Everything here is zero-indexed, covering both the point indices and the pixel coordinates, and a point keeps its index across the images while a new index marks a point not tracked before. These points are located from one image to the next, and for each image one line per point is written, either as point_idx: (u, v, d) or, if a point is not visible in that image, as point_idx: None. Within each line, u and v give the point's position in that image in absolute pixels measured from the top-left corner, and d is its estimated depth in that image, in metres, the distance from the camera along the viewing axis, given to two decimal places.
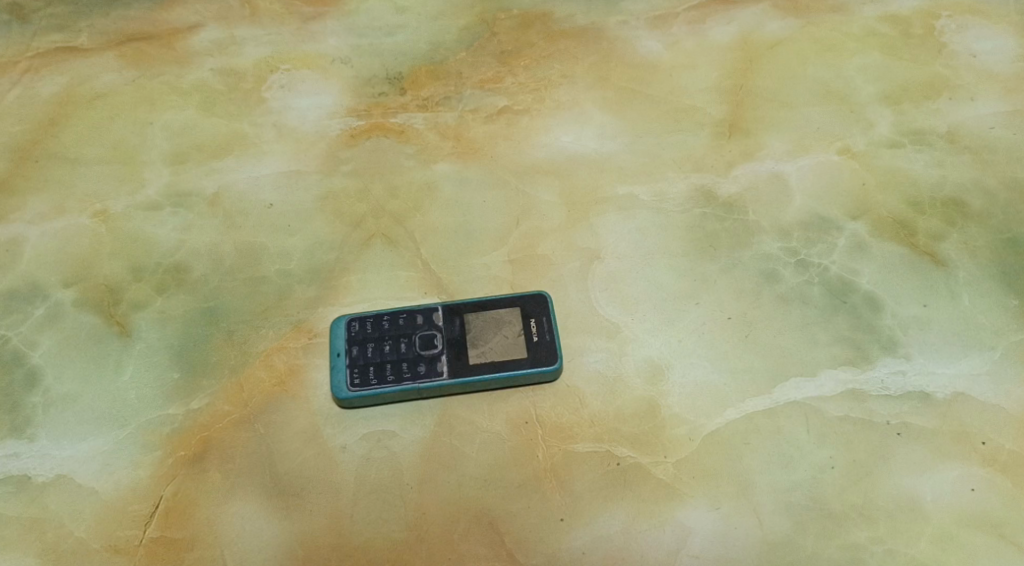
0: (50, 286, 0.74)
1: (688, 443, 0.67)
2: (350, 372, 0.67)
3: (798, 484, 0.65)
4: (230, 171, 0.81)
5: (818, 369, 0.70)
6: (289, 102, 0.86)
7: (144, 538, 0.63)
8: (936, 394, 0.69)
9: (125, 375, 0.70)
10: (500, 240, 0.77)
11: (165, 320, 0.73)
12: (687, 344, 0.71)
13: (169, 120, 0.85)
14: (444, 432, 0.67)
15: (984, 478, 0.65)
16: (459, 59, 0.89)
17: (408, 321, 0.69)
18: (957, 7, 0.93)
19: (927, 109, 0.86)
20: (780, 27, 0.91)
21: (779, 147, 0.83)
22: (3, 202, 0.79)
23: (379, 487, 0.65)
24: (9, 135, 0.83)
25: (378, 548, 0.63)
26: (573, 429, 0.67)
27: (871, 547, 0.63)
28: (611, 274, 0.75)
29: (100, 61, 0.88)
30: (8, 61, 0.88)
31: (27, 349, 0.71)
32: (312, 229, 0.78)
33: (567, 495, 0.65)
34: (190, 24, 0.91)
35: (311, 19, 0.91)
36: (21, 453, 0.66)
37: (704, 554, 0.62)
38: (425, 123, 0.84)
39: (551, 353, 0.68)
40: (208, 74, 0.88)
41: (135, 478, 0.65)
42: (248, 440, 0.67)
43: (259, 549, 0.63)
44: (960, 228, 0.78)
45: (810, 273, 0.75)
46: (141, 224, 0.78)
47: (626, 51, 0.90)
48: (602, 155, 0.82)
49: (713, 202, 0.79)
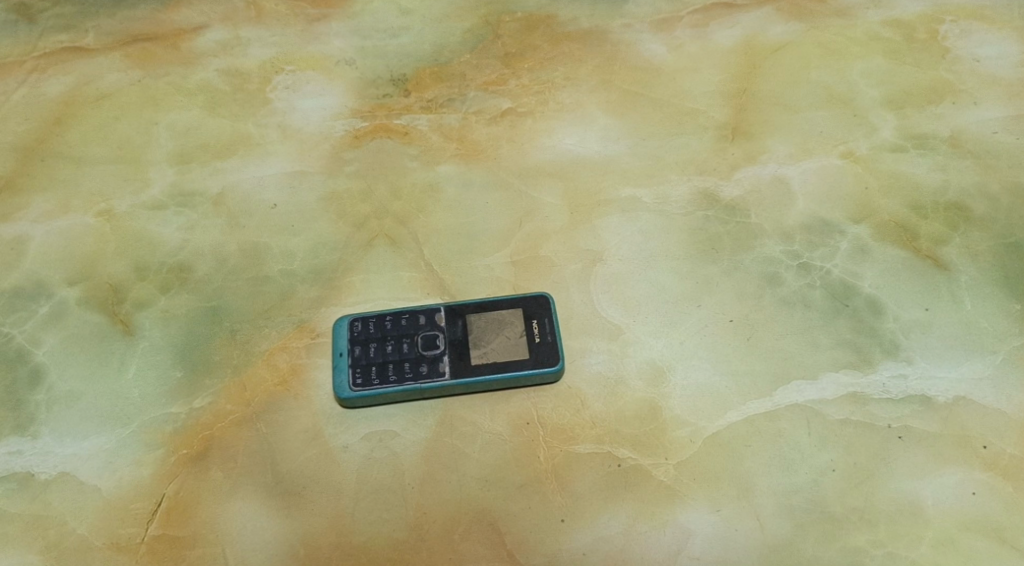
0: (54, 284, 0.75)
1: (689, 445, 0.67)
2: (352, 372, 0.67)
3: (799, 487, 0.65)
4: (235, 171, 0.82)
5: (819, 372, 0.70)
6: (293, 103, 0.86)
7: (145, 536, 0.63)
8: (937, 398, 0.69)
9: (128, 373, 0.70)
10: (502, 242, 0.77)
11: (168, 319, 0.73)
12: (689, 346, 0.71)
13: (174, 120, 0.85)
14: (446, 432, 0.67)
15: (986, 483, 0.65)
16: (463, 61, 0.89)
17: (410, 321, 0.69)
18: (961, 11, 0.93)
19: (930, 113, 0.86)
20: (784, 31, 0.92)
21: (782, 151, 0.83)
22: (9, 201, 0.79)
23: (380, 486, 0.65)
24: (14, 134, 0.84)
25: (379, 547, 0.63)
26: (575, 430, 0.67)
27: (871, 551, 0.63)
28: (613, 276, 0.75)
29: (106, 61, 0.89)
30: (14, 61, 0.88)
31: (32, 347, 0.72)
32: (316, 229, 0.78)
33: (568, 496, 0.65)
34: (196, 24, 0.92)
35: (316, 20, 0.92)
36: (24, 450, 0.67)
37: (703, 556, 0.63)
38: (429, 125, 0.85)
39: (553, 354, 0.68)
40: (213, 75, 0.88)
41: (138, 476, 0.66)
42: (250, 439, 0.67)
43: (260, 548, 0.63)
44: (963, 232, 0.78)
45: (813, 276, 0.75)
46: (145, 223, 0.78)
47: (629, 54, 0.90)
48: (605, 157, 0.82)
49: (715, 204, 0.79)
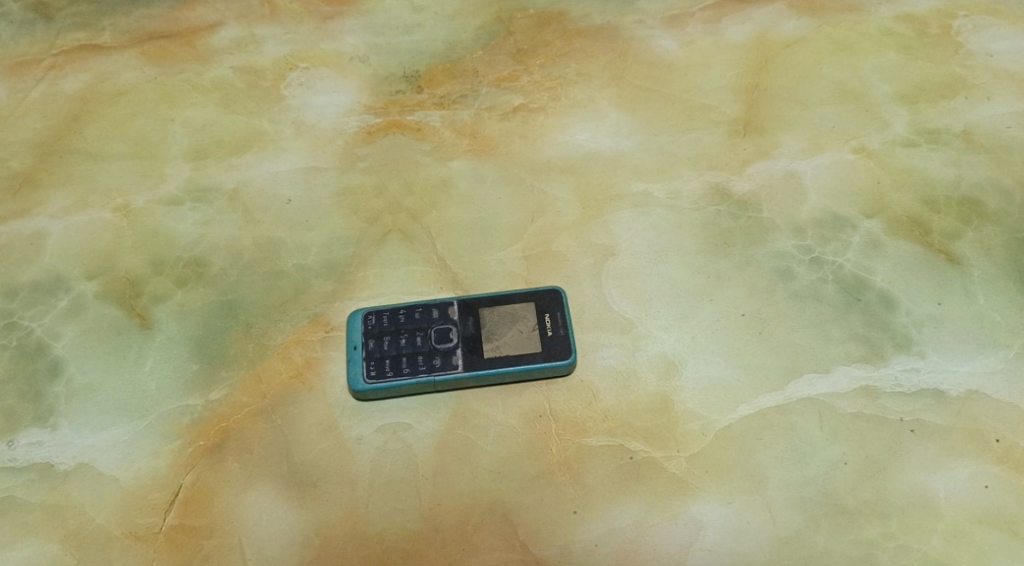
0: (73, 278, 0.76)
1: (701, 438, 0.67)
2: (366, 364, 0.68)
3: (810, 480, 0.65)
4: (250, 167, 0.83)
5: (832, 366, 0.70)
6: (307, 100, 0.87)
7: (163, 525, 0.64)
8: (950, 392, 0.69)
9: (146, 365, 0.71)
10: (515, 237, 0.78)
11: (185, 313, 0.74)
12: (701, 340, 0.72)
13: (189, 116, 0.86)
14: (458, 424, 0.68)
15: (999, 476, 0.65)
16: (475, 57, 0.90)
17: (423, 314, 0.69)
18: (974, 6, 0.93)
19: (943, 108, 0.86)
20: (796, 27, 0.92)
21: (794, 146, 0.83)
22: (28, 197, 0.81)
23: (394, 477, 0.66)
24: (33, 131, 0.85)
25: (393, 538, 0.64)
26: (587, 423, 0.68)
27: (884, 543, 0.63)
28: (625, 270, 0.76)
29: (122, 59, 0.90)
30: (32, 58, 0.89)
31: (51, 340, 0.73)
32: (330, 223, 0.79)
33: (580, 487, 0.65)
34: (210, 22, 0.92)
35: (329, 18, 0.92)
36: (44, 441, 0.68)
37: (716, 548, 0.63)
38: (441, 120, 0.85)
39: (565, 347, 0.68)
40: (228, 72, 0.89)
41: (155, 467, 0.67)
42: (266, 431, 0.68)
43: (276, 538, 0.64)
44: (975, 227, 0.78)
45: (824, 271, 0.75)
46: (162, 218, 0.79)
47: (641, 50, 0.90)
48: (617, 153, 0.83)
49: (727, 199, 0.80)
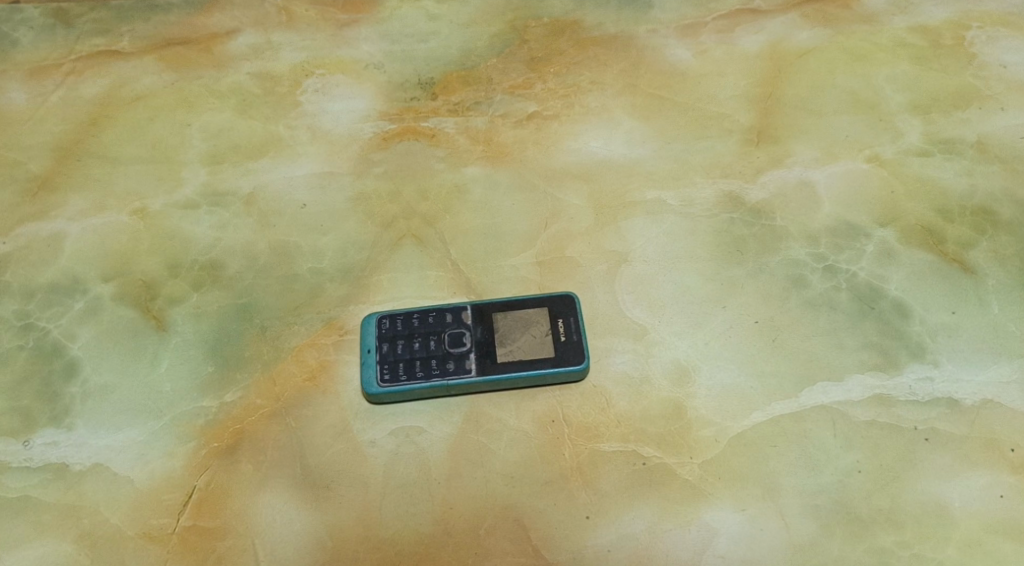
0: (90, 281, 0.76)
1: (715, 445, 0.67)
2: (380, 368, 0.68)
3: (824, 488, 0.65)
4: (266, 171, 0.83)
5: (845, 374, 0.70)
6: (322, 106, 0.88)
7: (177, 526, 0.65)
8: (964, 401, 0.69)
9: (161, 367, 0.72)
10: (528, 243, 0.78)
11: (200, 315, 0.74)
12: (714, 347, 0.72)
13: (205, 121, 0.87)
14: (471, 428, 0.68)
15: (1014, 486, 0.65)
16: (489, 65, 0.90)
17: (437, 319, 0.70)
18: (988, 18, 0.93)
19: (957, 118, 0.86)
20: (809, 37, 0.92)
21: (807, 154, 0.83)
22: (46, 200, 0.82)
23: (407, 481, 0.66)
24: (51, 134, 0.86)
25: (406, 542, 0.64)
26: (600, 429, 0.68)
27: (898, 551, 0.63)
28: (639, 276, 0.76)
29: (141, 64, 0.91)
30: (52, 63, 0.91)
31: (68, 341, 0.73)
32: (345, 228, 0.79)
33: (593, 493, 0.65)
34: (228, 29, 0.93)
35: (345, 25, 0.93)
36: (59, 442, 0.68)
37: (729, 555, 0.63)
38: (455, 127, 0.86)
39: (578, 352, 0.68)
40: (245, 78, 0.90)
41: (170, 468, 0.67)
42: (280, 433, 0.68)
43: (289, 540, 0.64)
44: (990, 236, 0.78)
45: (838, 279, 0.75)
46: (178, 222, 0.80)
47: (655, 58, 0.91)
48: (631, 160, 0.83)
49: (741, 207, 0.80)
